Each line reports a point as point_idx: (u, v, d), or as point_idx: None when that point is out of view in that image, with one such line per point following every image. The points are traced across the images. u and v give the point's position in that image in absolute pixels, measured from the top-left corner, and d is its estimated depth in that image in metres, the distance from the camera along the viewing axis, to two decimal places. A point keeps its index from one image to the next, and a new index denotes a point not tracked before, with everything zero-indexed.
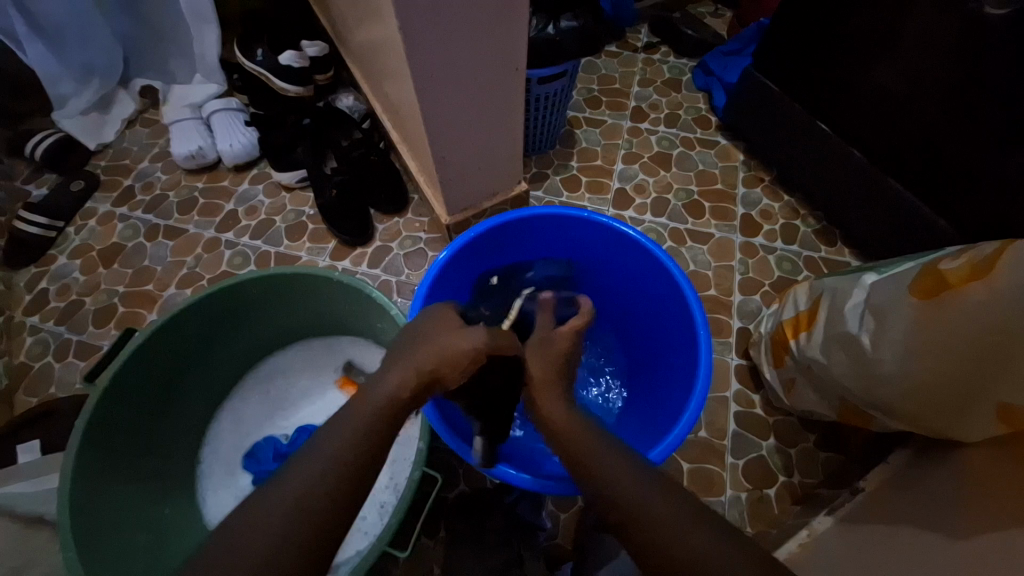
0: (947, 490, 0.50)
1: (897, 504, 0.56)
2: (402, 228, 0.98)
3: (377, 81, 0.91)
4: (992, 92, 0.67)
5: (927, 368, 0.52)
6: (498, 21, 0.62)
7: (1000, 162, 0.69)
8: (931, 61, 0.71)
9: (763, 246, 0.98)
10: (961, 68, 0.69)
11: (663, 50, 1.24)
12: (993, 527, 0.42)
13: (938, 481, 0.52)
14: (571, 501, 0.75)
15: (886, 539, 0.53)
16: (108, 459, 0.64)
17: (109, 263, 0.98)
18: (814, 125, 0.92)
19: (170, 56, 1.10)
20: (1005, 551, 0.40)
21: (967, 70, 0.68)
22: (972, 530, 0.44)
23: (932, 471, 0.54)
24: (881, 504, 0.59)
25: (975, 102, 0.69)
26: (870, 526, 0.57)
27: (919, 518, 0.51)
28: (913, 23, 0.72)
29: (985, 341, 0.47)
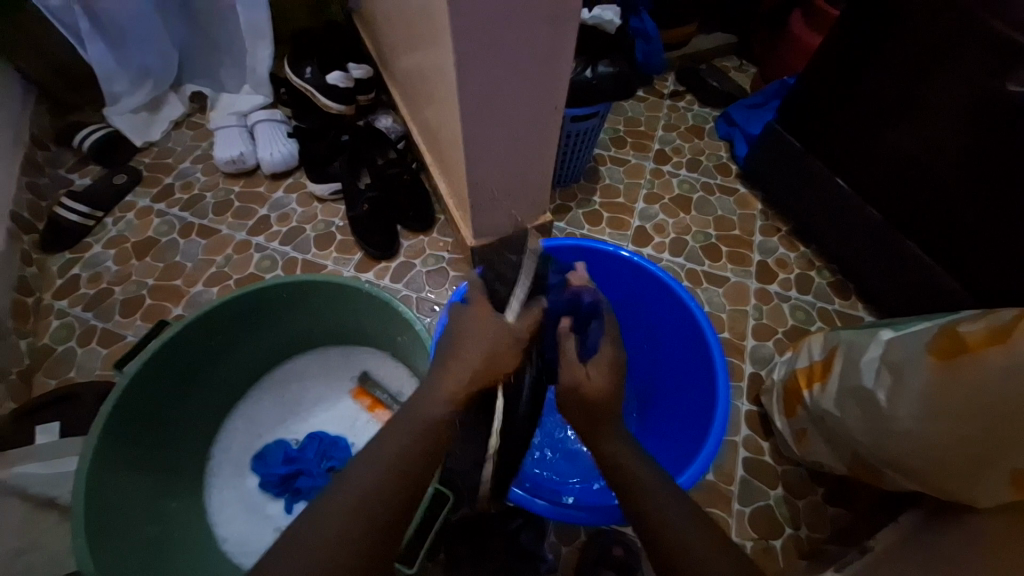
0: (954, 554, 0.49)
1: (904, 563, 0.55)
2: (426, 246, 1.01)
3: (419, 106, 0.96)
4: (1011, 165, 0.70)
5: (943, 426, 0.52)
6: (545, 63, 0.66)
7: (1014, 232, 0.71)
8: (953, 129, 0.74)
9: (778, 294, 0.99)
10: (979, 139, 0.72)
11: (688, 98, 1.30)
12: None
13: (948, 543, 0.51)
14: (574, 534, 0.74)
15: None
16: (126, 448, 0.64)
17: (142, 255, 1.01)
18: (833, 181, 0.95)
19: (223, 65, 1.17)
20: None
21: (986, 141, 0.71)
22: None
23: (941, 532, 0.54)
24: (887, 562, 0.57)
25: (993, 172, 0.71)
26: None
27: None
28: (936, 95, 0.75)
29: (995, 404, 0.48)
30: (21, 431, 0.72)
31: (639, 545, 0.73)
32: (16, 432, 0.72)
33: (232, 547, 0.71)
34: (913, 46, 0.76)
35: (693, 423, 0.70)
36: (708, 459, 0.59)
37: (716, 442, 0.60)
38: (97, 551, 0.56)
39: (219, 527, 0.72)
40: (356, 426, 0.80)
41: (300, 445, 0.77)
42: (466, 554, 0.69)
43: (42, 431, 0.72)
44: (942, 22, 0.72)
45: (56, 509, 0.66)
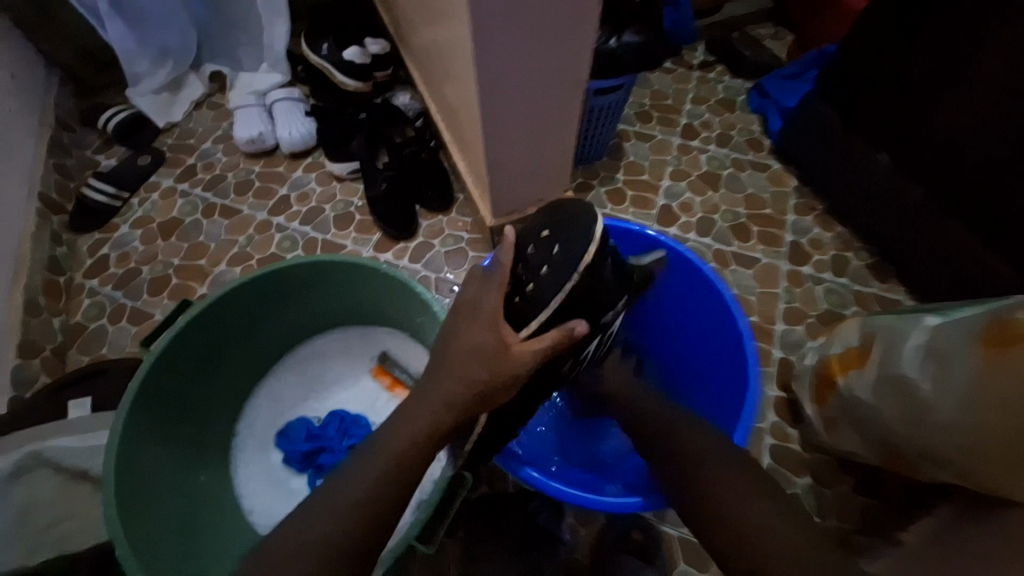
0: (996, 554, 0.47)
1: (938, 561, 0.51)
2: (445, 226, 1.00)
3: (436, 82, 0.93)
4: None
5: (994, 417, 0.49)
6: (568, 32, 0.63)
7: None
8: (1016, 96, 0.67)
9: (811, 276, 0.94)
10: None
11: (719, 69, 1.23)
12: None
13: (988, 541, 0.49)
14: (592, 517, 0.73)
15: None
16: (154, 424, 0.66)
17: (167, 236, 1.03)
18: (875, 156, 0.89)
19: (240, 44, 1.16)
20: None
21: None
22: None
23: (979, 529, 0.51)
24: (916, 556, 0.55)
25: None
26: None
27: None
28: (997, 60, 0.68)
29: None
30: (58, 405, 0.75)
31: (658, 529, 0.72)
32: (54, 405, 0.75)
33: (259, 519, 0.73)
34: (974, 4, 0.69)
35: (721, 408, 0.68)
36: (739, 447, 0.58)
37: (746, 430, 0.58)
38: (130, 520, 0.58)
39: (246, 501, 0.74)
40: (377, 406, 0.81)
41: (321, 423, 0.78)
42: (484, 533, 0.69)
43: (76, 406, 0.75)
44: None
45: (88, 480, 0.68)
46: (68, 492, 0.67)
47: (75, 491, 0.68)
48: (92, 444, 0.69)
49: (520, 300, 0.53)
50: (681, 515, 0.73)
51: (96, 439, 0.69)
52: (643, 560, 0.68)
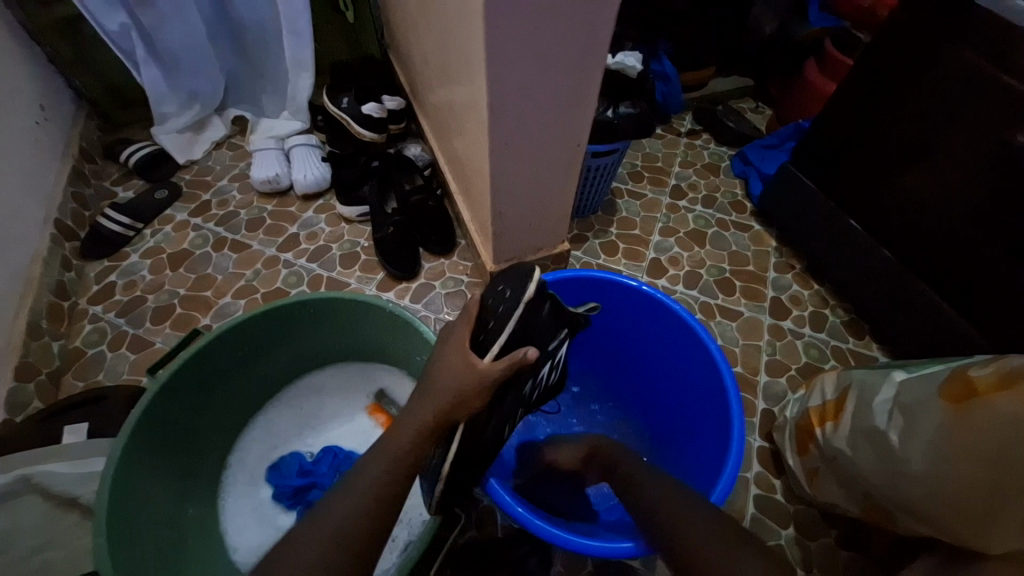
0: None
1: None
2: (447, 269, 1.05)
3: (447, 137, 1.01)
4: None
5: (956, 467, 0.51)
6: (570, 103, 0.71)
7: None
8: (967, 175, 0.76)
9: (791, 330, 1.00)
10: (995, 187, 0.73)
11: (704, 137, 1.34)
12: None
13: None
14: (580, 564, 0.73)
15: None
16: (152, 451, 0.66)
17: (176, 266, 1.07)
18: (846, 223, 0.98)
19: (265, 93, 1.26)
20: None
21: (1001, 192, 0.72)
22: None
23: None
24: None
25: (1007, 219, 0.73)
26: None
27: None
28: (953, 146, 0.77)
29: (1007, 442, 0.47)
30: (51, 429, 0.75)
31: None
32: (47, 428, 0.75)
33: (241, 556, 0.72)
34: (926, 99, 0.79)
35: (710, 446, 0.70)
36: (722, 494, 0.59)
37: (731, 478, 0.60)
38: (117, 550, 0.57)
39: (231, 536, 0.73)
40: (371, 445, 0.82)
41: (314, 458, 0.79)
42: None
43: (71, 430, 0.75)
44: (955, 77, 0.75)
45: (76, 508, 0.67)
46: (56, 518, 0.66)
47: (62, 517, 0.67)
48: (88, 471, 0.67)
49: (482, 338, 0.57)
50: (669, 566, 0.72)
51: (92, 466, 0.67)
52: None
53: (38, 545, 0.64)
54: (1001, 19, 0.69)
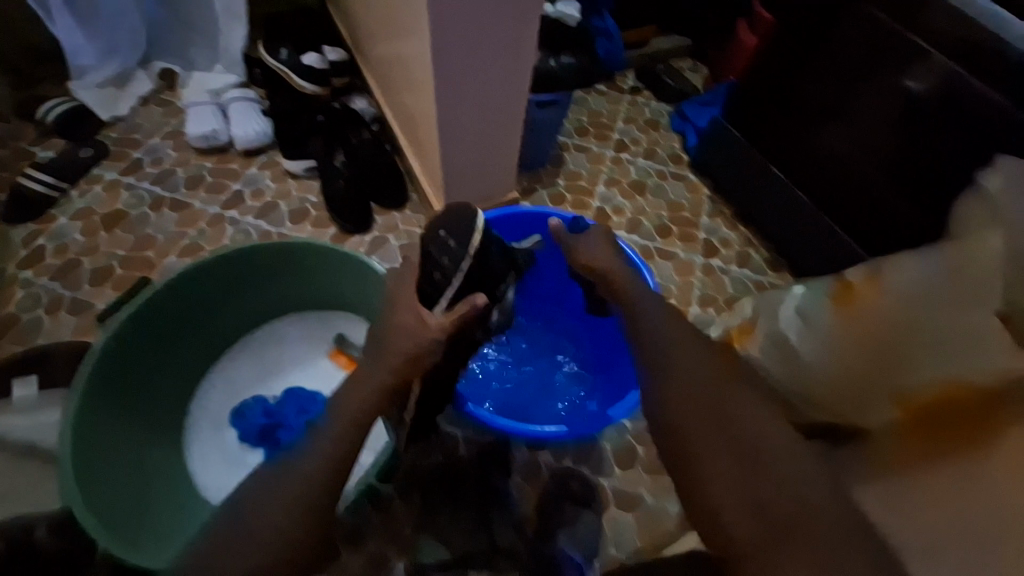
0: None
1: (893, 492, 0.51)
2: (399, 222, 1.06)
3: (394, 90, 1.01)
4: (923, 156, 0.81)
5: (849, 350, 0.52)
6: (512, 48, 0.73)
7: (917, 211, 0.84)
8: (875, 118, 0.86)
9: (720, 268, 1.10)
10: (900, 134, 0.84)
11: (646, 94, 1.40)
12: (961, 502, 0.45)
13: None
14: (536, 475, 0.81)
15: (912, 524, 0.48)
16: (109, 397, 0.68)
17: (112, 228, 1.02)
18: (769, 169, 1.05)
19: (193, 45, 1.19)
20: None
21: (903, 139, 0.84)
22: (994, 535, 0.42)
23: None
24: None
25: (907, 161, 0.84)
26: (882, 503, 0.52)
27: None
28: (863, 100, 0.89)
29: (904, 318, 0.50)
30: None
31: (597, 482, 0.82)
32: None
33: (212, 493, 0.74)
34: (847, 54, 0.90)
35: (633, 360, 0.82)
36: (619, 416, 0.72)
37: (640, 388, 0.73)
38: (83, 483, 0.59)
39: (199, 476, 0.75)
40: (332, 386, 0.84)
41: (277, 401, 0.80)
42: None
43: (21, 384, 0.74)
44: None
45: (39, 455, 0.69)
46: (19, 466, 0.68)
47: (24, 465, 0.68)
48: (46, 420, 0.71)
49: (430, 287, 0.61)
50: (613, 467, 0.83)
51: (48, 416, 0.72)
52: (581, 504, 0.79)
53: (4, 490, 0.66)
54: None
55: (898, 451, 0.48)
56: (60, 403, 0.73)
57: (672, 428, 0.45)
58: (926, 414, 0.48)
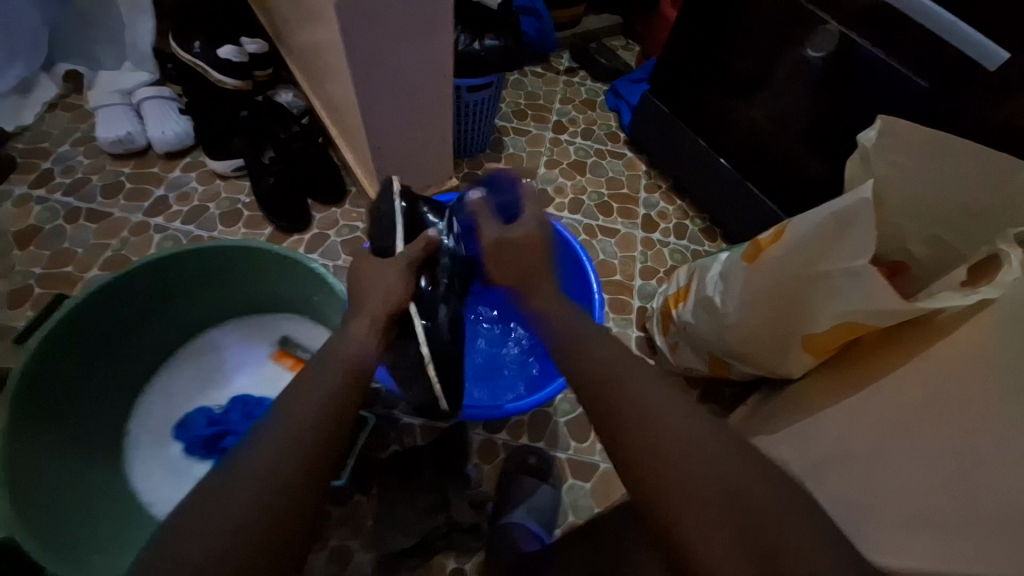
0: (785, 408, 0.66)
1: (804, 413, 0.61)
2: (339, 218, 1.04)
3: (319, 81, 0.98)
4: (828, 120, 0.86)
5: (763, 309, 0.66)
6: (428, 32, 0.73)
7: (828, 170, 0.90)
8: (785, 86, 0.91)
9: (659, 240, 1.15)
10: (808, 97, 0.88)
11: (581, 74, 1.42)
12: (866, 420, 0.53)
13: (776, 404, 0.69)
14: (493, 454, 0.85)
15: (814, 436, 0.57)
16: (42, 423, 0.65)
17: (23, 244, 0.95)
18: (695, 142, 1.11)
19: (97, 42, 1.11)
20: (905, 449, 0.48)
21: (811, 105, 0.88)
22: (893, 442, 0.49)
23: (776, 399, 0.71)
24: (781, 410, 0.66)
25: (814, 126, 0.89)
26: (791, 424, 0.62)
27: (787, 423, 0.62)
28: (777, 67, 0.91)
29: (807, 278, 0.61)
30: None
31: (553, 456, 0.85)
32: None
33: (160, 509, 0.73)
34: (754, 25, 0.91)
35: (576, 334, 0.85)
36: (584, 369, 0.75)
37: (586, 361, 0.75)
38: (24, 511, 0.58)
39: (143, 494, 0.74)
40: (281, 388, 0.83)
41: (223, 409, 0.79)
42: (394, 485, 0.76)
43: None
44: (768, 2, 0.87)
45: None
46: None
47: None
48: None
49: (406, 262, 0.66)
50: (568, 440, 0.87)
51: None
52: (538, 478, 0.81)
53: None
54: None
55: (814, 390, 0.63)
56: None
57: (611, 444, 0.44)
58: (831, 358, 0.63)
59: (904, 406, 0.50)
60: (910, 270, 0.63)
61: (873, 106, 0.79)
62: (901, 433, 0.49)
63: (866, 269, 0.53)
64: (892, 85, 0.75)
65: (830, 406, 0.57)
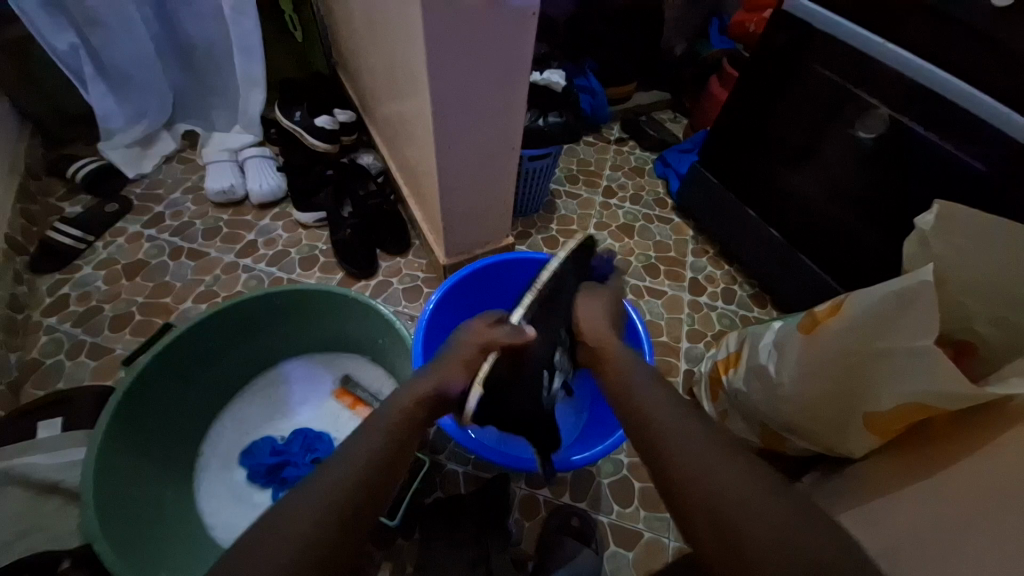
0: (847, 494, 0.64)
1: (869, 494, 0.60)
2: (403, 266, 1.13)
3: (397, 147, 1.10)
4: (885, 197, 0.88)
5: (822, 384, 0.66)
6: (502, 112, 0.82)
7: (881, 243, 0.91)
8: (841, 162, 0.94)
9: (706, 304, 1.16)
10: (868, 174, 0.90)
11: (631, 143, 1.50)
12: (937, 508, 0.51)
13: (835, 486, 0.68)
14: (535, 510, 0.84)
15: (876, 519, 0.57)
16: (133, 437, 0.72)
17: (132, 276, 1.08)
18: (743, 212, 1.14)
19: (214, 108, 1.30)
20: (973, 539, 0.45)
21: (868, 178, 0.90)
22: (966, 533, 0.46)
23: (837, 479, 0.69)
24: (845, 490, 0.65)
25: (870, 201, 0.91)
26: (852, 511, 0.61)
27: (849, 510, 0.61)
28: (830, 146, 0.95)
29: (868, 355, 0.61)
30: (26, 427, 0.78)
31: (595, 518, 0.83)
32: (25, 428, 0.78)
33: (219, 531, 0.78)
34: (804, 107, 0.96)
35: None
36: None
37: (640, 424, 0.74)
38: (109, 520, 0.64)
39: (207, 515, 0.79)
40: None
41: (285, 440, 0.85)
42: (438, 531, 0.77)
43: (46, 425, 0.78)
44: (816, 89, 0.92)
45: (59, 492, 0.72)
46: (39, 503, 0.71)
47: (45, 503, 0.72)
48: (71, 458, 0.74)
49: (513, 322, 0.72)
50: (611, 503, 0.85)
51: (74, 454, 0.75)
52: (580, 541, 0.80)
53: (23, 529, 0.68)
54: (833, 40, 0.85)
55: (880, 473, 0.62)
56: (83, 442, 0.76)
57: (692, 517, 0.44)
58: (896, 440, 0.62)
59: (972, 496, 0.48)
60: (978, 350, 0.60)
61: (929, 186, 0.81)
62: (968, 518, 0.47)
63: (930, 350, 0.53)
64: (951, 166, 0.76)
65: (891, 492, 0.58)
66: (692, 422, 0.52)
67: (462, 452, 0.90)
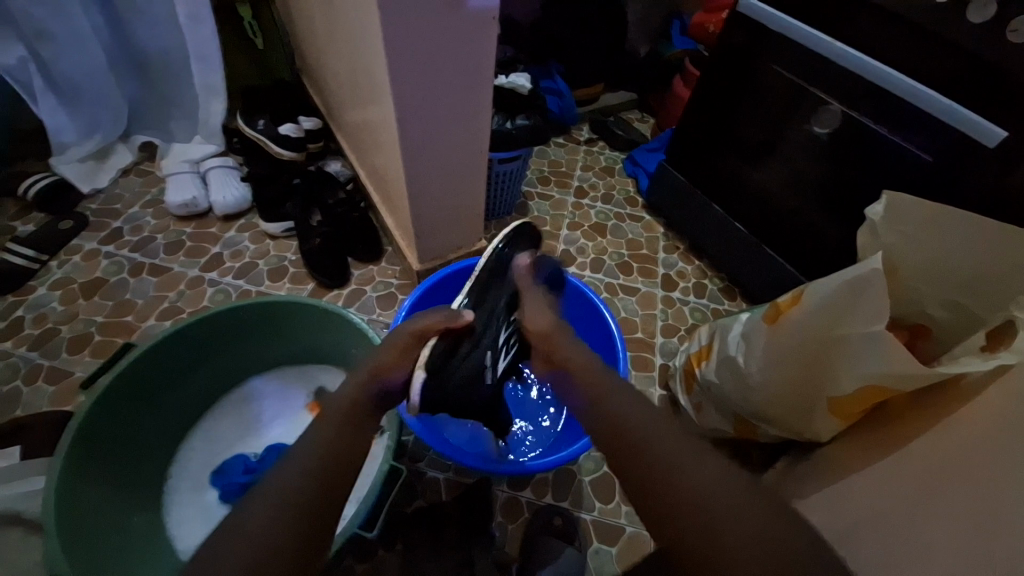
0: (816, 476, 0.66)
1: (836, 476, 0.63)
2: (376, 274, 1.12)
3: (365, 153, 1.09)
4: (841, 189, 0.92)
5: (787, 372, 0.68)
6: (468, 116, 0.82)
7: (839, 233, 0.94)
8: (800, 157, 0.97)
9: (679, 298, 1.18)
10: (825, 168, 0.94)
11: (600, 144, 1.52)
12: (897, 486, 0.54)
13: (805, 470, 0.70)
14: (518, 513, 0.84)
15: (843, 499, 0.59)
16: (95, 463, 0.69)
17: (90, 296, 1.04)
18: (710, 207, 1.17)
19: (172, 118, 1.26)
20: (931, 513, 0.48)
21: (826, 172, 0.94)
22: (926, 508, 0.49)
23: (806, 463, 0.72)
24: (814, 473, 0.67)
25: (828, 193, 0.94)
26: (821, 493, 0.63)
27: (818, 492, 0.63)
28: (788, 141, 0.98)
29: (829, 341, 0.63)
30: None
31: (577, 516, 0.84)
32: None
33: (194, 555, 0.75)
34: (762, 105, 0.99)
35: None
36: None
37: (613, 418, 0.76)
38: (73, 552, 0.61)
39: (178, 540, 0.76)
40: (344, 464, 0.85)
41: (259, 457, 0.83)
42: (421, 539, 0.77)
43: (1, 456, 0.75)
44: (772, 87, 0.95)
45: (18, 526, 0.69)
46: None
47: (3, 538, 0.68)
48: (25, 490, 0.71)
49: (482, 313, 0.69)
50: (593, 500, 0.86)
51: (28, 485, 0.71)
52: (563, 539, 0.80)
53: None
54: (785, 40, 0.89)
55: (845, 455, 0.64)
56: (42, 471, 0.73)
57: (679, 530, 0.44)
58: (859, 422, 0.65)
59: (927, 472, 0.51)
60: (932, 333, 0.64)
61: (880, 177, 0.84)
62: (925, 493, 0.50)
63: (884, 335, 0.55)
64: (900, 157, 0.80)
65: (855, 472, 0.60)
66: (664, 417, 0.52)
67: (442, 458, 0.89)
